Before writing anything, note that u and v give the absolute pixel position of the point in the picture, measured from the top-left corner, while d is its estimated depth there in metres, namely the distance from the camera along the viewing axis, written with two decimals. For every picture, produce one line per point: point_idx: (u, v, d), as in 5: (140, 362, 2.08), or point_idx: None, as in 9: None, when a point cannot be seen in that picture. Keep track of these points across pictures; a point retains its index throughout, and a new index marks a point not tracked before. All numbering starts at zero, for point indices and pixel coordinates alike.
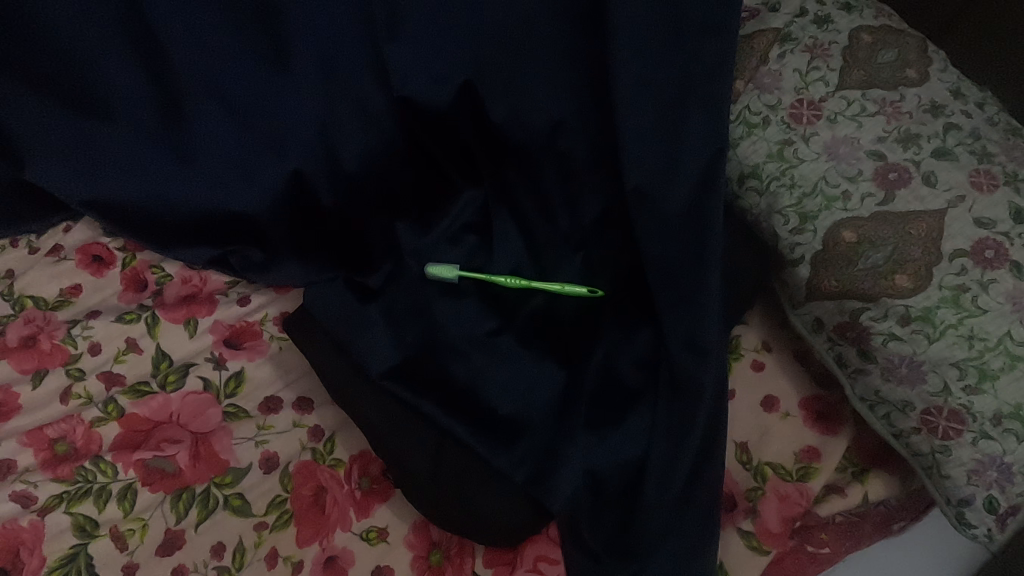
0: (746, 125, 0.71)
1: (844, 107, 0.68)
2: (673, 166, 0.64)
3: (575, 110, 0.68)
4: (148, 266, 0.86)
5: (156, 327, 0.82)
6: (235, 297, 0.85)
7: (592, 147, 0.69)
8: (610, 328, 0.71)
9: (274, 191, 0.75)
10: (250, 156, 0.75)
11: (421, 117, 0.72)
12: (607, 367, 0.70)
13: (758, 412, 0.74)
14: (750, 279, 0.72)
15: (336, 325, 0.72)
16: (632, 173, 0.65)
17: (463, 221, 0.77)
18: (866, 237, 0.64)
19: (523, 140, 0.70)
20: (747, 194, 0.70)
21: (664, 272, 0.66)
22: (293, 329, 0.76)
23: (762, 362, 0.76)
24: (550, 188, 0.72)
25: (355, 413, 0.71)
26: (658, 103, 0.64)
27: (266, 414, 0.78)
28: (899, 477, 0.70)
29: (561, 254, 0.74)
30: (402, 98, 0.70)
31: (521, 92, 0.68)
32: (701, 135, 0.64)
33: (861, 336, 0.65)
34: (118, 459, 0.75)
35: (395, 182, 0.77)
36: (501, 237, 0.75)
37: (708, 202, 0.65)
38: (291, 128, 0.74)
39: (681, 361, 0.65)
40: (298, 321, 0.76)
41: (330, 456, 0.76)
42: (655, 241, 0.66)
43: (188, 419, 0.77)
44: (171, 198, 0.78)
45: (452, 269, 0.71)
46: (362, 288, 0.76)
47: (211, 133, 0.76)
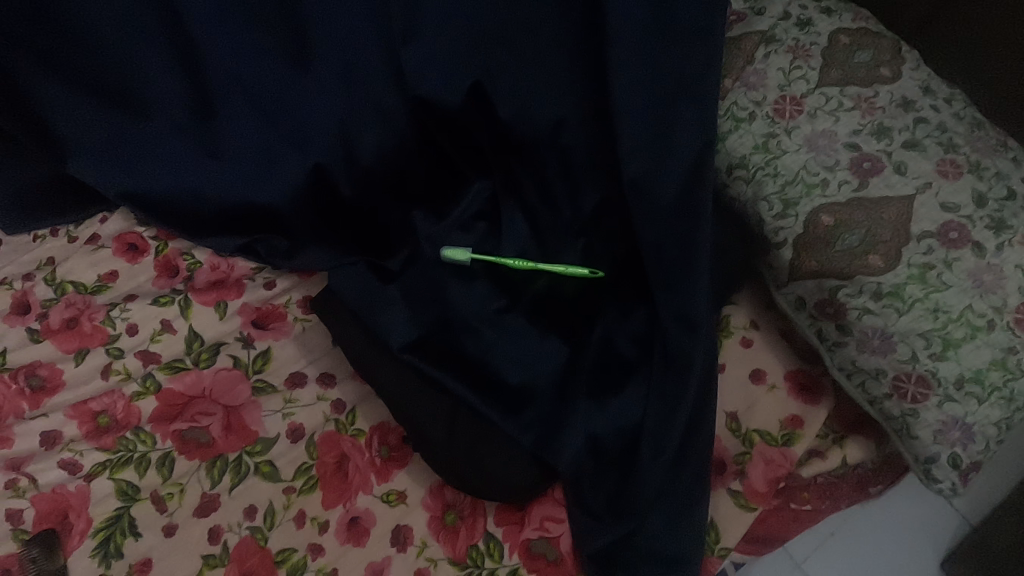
0: (734, 120, 0.77)
1: (823, 103, 0.75)
2: (666, 157, 0.71)
3: (576, 106, 0.74)
4: (180, 254, 0.92)
5: (188, 309, 0.88)
6: (261, 281, 0.90)
7: (592, 140, 0.76)
8: (610, 306, 0.78)
9: (299, 182, 0.82)
10: (277, 150, 0.82)
11: (435, 115, 0.78)
12: (607, 341, 0.76)
13: (746, 384, 0.81)
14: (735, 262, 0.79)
15: (358, 305, 0.79)
16: (627, 164, 0.71)
17: (473, 210, 0.84)
18: (842, 221, 0.71)
19: (529, 134, 0.76)
20: (735, 183, 0.76)
21: (657, 253, 0.73)
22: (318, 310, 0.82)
23: (750, 339, 0.83)
24: (554, 179, 0.78)
25: (376, 385, 0.77)
26: (653, 100, 0.70)
27: (292, 389, 0.84)
28: (875, 441, 0.77)
29: (565, 239, 0.81)
30: (418, 96, 0.77)
31: (526, 90, 0.74)
32: (691, 129, 0.71)
33: (839, 311, 0.71)
34: (157, 430, 0.81)
35: (412, 176, 0.84)
36: (510, 224, 0.81)
37: (698, 189, 0.71)
38: (314, 124, 0.80)
39: (673, 334, 0.72)
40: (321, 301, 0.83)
41: (351, 427, 0.82)
42: (649, 226, 0.72)
43: (220, 394, 0.84)
44: (203, 190, 0.85)
45: (465, 252, 0.77)
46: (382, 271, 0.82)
47: (241, 129, 0.82)
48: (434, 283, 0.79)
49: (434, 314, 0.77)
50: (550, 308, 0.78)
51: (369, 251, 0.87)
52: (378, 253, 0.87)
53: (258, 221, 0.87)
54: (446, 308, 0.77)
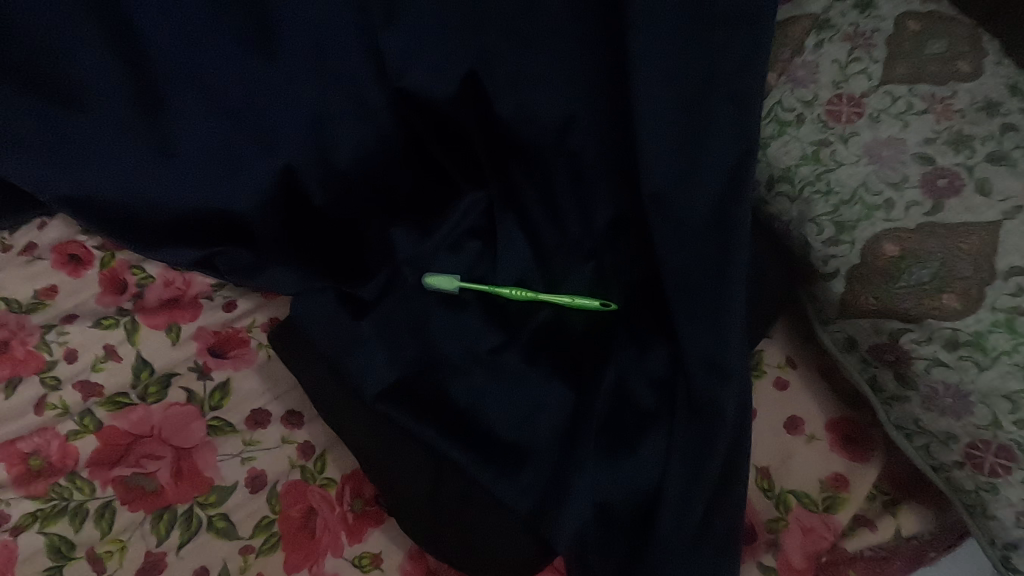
0: (778, 123, 0.64)
1: (887, 104, 0.62)
2: (695, 169, 0.59)
3: (588, 104, 0.62)
4: (128, 267, 0.80)
5: (135, 333, 0.76)
6: (220, 301, 0.78)
7: (606, 144, 0.63)
8: (624, 343, 0.64)
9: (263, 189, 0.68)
10: (239, 150, 0.69)
11: (422, 111, 0.66)
12: (620, 385, 0.63)
13: (781, 435, 0.69)
14: (776, 293, 0.66)
15: (326, 340, 0.66)
16: (648, 175, 0.59)
17: (465, 226, 0.71)
18: (910, 251, 0.58)
19: (531, 137, 0.64)
20: (776, 200, 0.64)
21: (682, 285, 0.61)
22: (280, 342, 0.70)
23: (786, 380, 0.72)
24: (560, 190, 0.66)
25: (344, 437, 0.65)
26: (682, 99, 0.58)
27: (253, 429, 0.73)
28: (934, 509, 0.65)
29: (572, 262, 0.68)
30: (401, 90, 0.65)
31: (528, 84, 0.62)
32: (726, 135, 0.58)
33: (900, 360, 0.59)
34: (96, 476, 0.70)
35: (392, 184, 0.70)
36: (506, 243, 0.69)
37: (732, 209, 0.60)
38: (283, 118, 0.67)
39: (700, 382, 0.60)
40: (281, 333, 0.70)
41: (320, 475, 0.71)
42: (676, 251, 0.61)
43: (170, 433, 0.72)
44: (152, 194, 0.71)
45: (453, 280, 0.65)
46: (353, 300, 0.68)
47: (194, 124, 0.69)
48: (415, 313, 0.67)
49: (416, 352, 0.65)
50: (553, 346, 0.66)
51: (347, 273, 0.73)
52: (358, 275, 0.73)
53: (218, 231, 0.74)
54: (430, 345, 0.65)
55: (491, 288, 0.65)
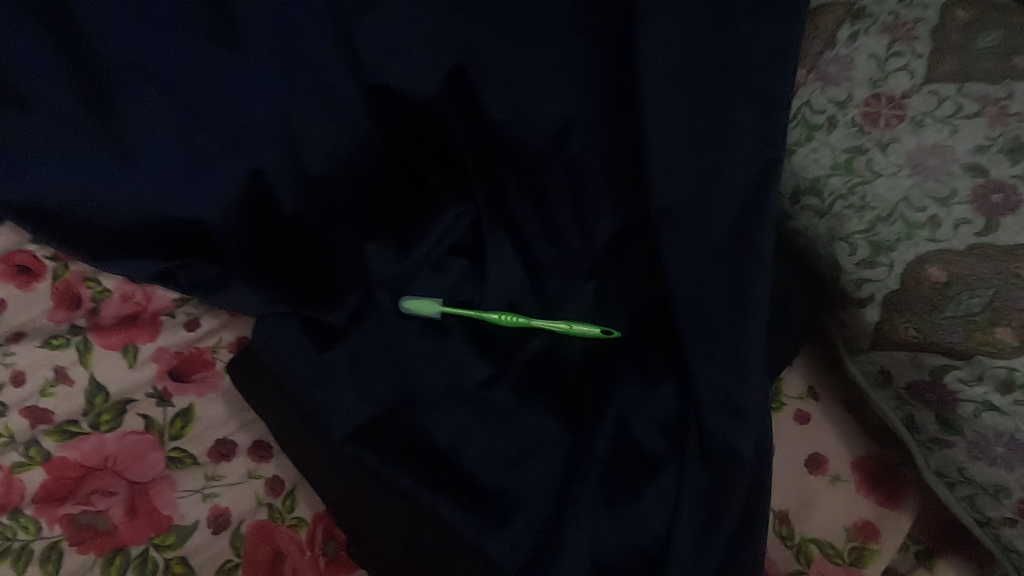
0: (806, 126, 0.56)
1: (933, 106, 0.54)
2: (710, 181, 0.52)
3: (590, 107, 0.55)
4: (83, 279, 0.71)
5: (88, 354, 0.69)
6: (182, 319, 0.71)
7: (609, 152, 0.56)
8: (628, 376, 0.57)
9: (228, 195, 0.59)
10: (201, 149, 0.59)
11: (402, 111, 0.59)
12: (622, 424, 0.56)
13: (802, 475, 0.62)
14: (799, 320, 0.58)
15: (290, 373, 0.61)
16: (656, 189, 0.53)
17: (448, 242, 0.63)
18: (959, 277, 0.50)
19: (526, 141, 0.57)
20: (802, 215, 0.56)
21: (694, 313, 0.54)
22: (238, 376, 0.65)
23: (807, 413, 0.64)
24: (558, 202, 0.59)
25: (314, 482, 0.61)
26: (696, 102, 0.51)
27: (216, 462, 0.66)
28: (976, 562, 0.58)
29: (570, 281, 0.61)
30: (377, 87, 0.58)
31: (523, 82, 0.55)
32: (747, 143, 0.52)
33: (943, 400, 0.52)
34: (42, 514, 0.64)
35: (367, 193, 0.62)
36: (496, 260, 0.61)
37: (753, 227, 0.53)
38: (252, 114, 0.59)
39: (715, 423, 0.52)
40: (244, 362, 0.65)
41: (290, 514, 0.65)
42: (688, 274, 0.54)
43: (125, 466, 0.66)
44: (95, 202, 0.60)
45: (434, 303, 0.59)
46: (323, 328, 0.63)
47: (145, 118, 0.59)
48: (394, 339, 0.60)
49: (393, 385, 0.59)
50: (548, 377, 0.59)
51: (306, 299, 0.63)
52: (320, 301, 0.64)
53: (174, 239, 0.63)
54: (410, 375, 0.59)
55: (476, 312, 0.59)
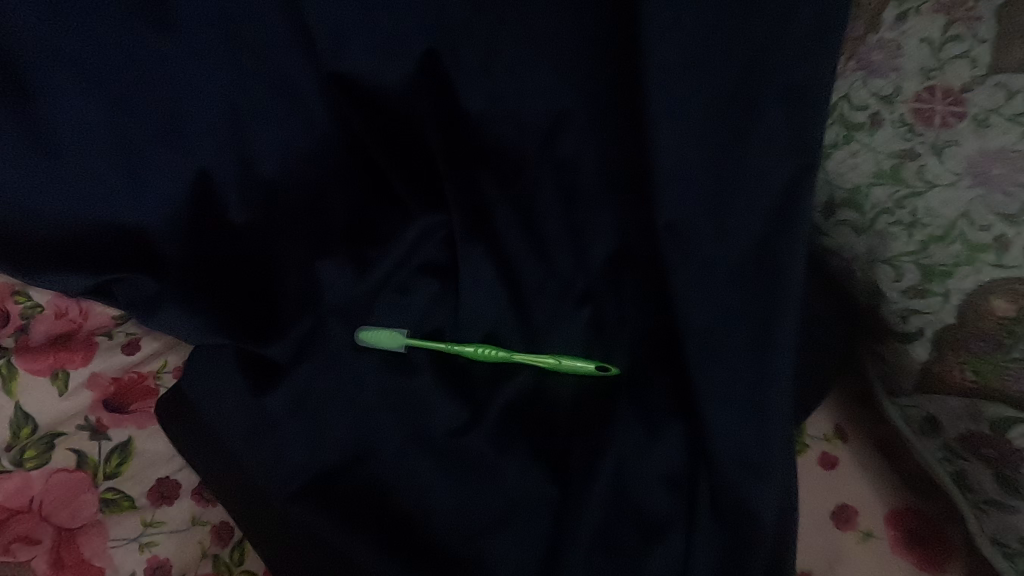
0: (843, 126, 0.47)
1: (1000, 102, 0.44)
2: (728, 192, 0.44)
3: (585, 105, 0.48)
4: (11, 292, 0.60)
5: (12, 381, 0.60)
6: (121, 340, 0.62)
7: (606, 157, 0.49)
8: (626, 418, 0.49)
9: (168, 198, 0.49)
10: (135, 140, 0.49)
11: (364, 106, 0.49)
12: (619, 475, 0.47)
13: (827, 530, 0.54)
14: (830, 355, 0.50)
15: (226, 419, 0.52)
16: (665, 200, 0.44)
17: (418, 260, 0.54)
18: None
19: (512, 144, 0.49)
20: (836, 231, 0.48)
21: (707, 349, 0.45)
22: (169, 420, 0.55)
23: (835, 457, 0.56)
24: (548, 214, 0.51)
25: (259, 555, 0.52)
26: (713, 95, 0.43)
27: (156, 506, 0.58)
28: None
29: (559, 306, 0.53)
30: (332, 75, 0.48)
31: (505, 73, 0.47)
32: (773, 148, 0.44)
33: (1005, 458, 0.44)
34: None
35: (323, 202, 0.53)
36: (474, 281, 0.53)
37: (778, 248, 0.45)
38: (194, 98, 0.49)
39: (729, 479, 0.44)
40: (173, 413, 0.56)
41: (238, 567, 0.57)
42: (702, 303, 0.45)
43: (52, 509, 0.57)
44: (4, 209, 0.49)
45: (398, 335, 0.51)
46: (261, 367, 0.53)
47: (67, 103, 0.49)
48: (354, 376, 0.52)
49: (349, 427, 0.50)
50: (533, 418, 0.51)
51: (249, 325, 0.53)
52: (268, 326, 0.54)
53: (106, 250, 0.51)
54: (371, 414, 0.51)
55: (448, 346, 0.51)
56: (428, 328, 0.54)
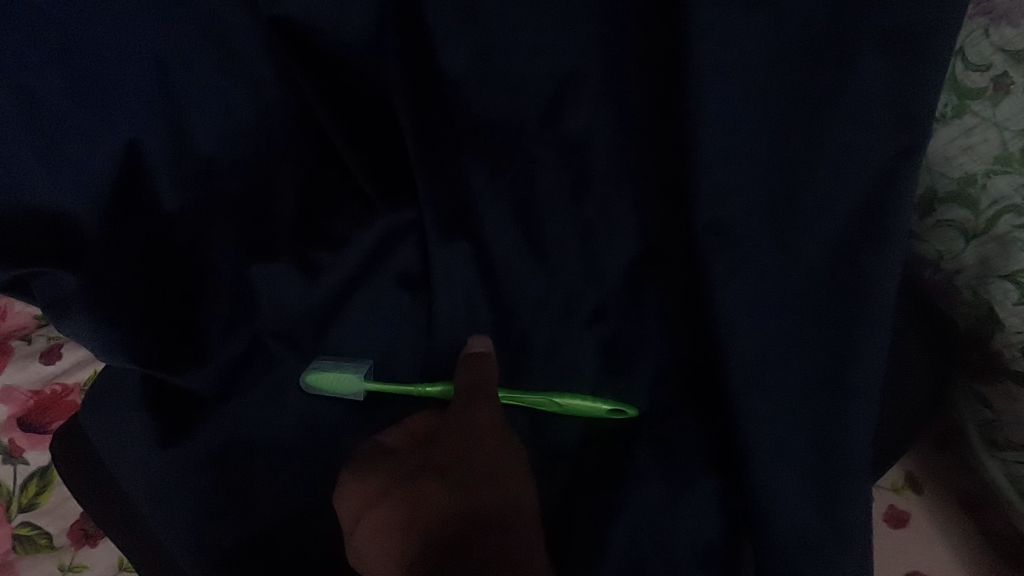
0: (959, 93, 0.37)
1: None
2: (799, 184, 0.33)
3: (600, 64, 0.37)
4: None
5: None
6: (40, 346, 0.52)
7: (627, 138, 0.38)
8: (643, 459, 0.41)
9: (86, 181, 0.37)
10: (33, 103, 0.36)
11: (316, 63, 0.39)
12: (636, 535, 0.39)
13: None
14: (926, 393, 0.39)
15: (146, 456, 0.42)
16: (709, 192, 0.33)
17: (394, 266, 0.44)
18: None
19: (505, 116, 0.39)
20: (939, 234, 0.39)
21: (759, 394, 0.35)
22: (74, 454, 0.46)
23: (905, 512, 0.47)
24: (550, 207, 0.41)
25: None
26: (786, 46, 0.32)
27: (78, 547, 0.49)
28: None
29: (563, 323, 0.43)
30: (277, 22, 0.38)
31: (495, 18, 0.36)
32: (866, 122, 0.32)
33: None
34: None
35: (264, 191, 0.42)
36: (453, 285, 0.43)
37: (864, 259, 0.34)
38: (111, 48, 0.37)
39: (779, 550, 0.35)
40: (82, 449, 0.46)
41: None
42: (756, 331, 0.34)
43: None
44: None
45: (353, 381, 0.42)
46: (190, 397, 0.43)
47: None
48: (321, 403, 0.44)
49: (314, 456, 0.43)
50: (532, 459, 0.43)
51: (162, 354, 0.42)
52: (184, 355, 0.43)
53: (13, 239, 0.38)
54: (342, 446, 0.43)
55: (418, 388, 0.42)
56: (404, 346, 0.44)
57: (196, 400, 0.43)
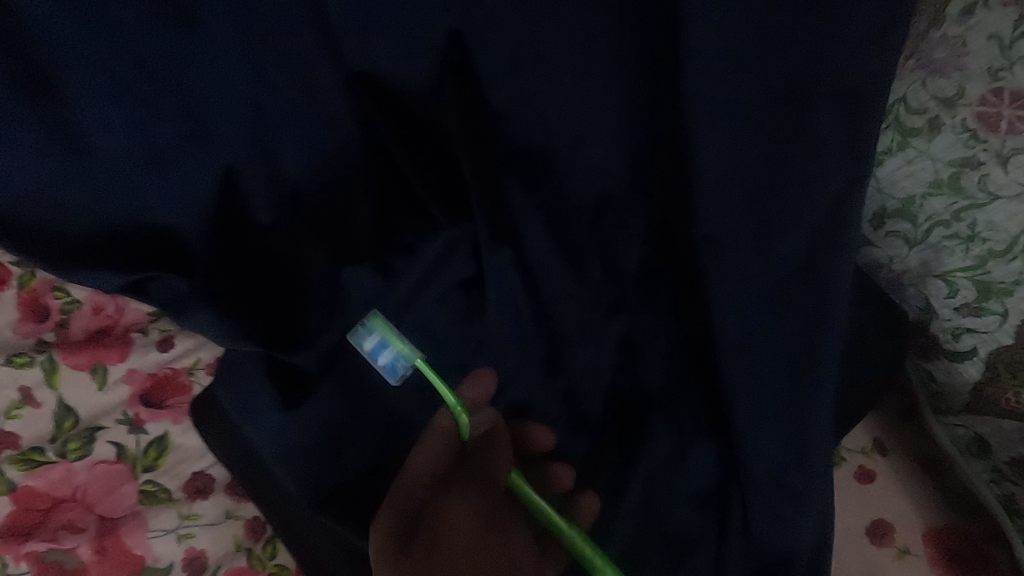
0: (901, 131, 0.47)
1: None
2: (773, 208, 0.42)
3: (618, 106, 0.45)
4: (49, 288, 0.62)
5: (55, 374, 0.62)
6: (155, 337, 0.64)
7: (640, 167, 0.48)
8: (655, 425, 0.52)
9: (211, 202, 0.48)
10: (162, 137, 0.46)
11: (388, 107, 0.48)
12: (649, 485, 0.51)
13: (863, 547, 0.53)
14: (884, 369, 0.49)
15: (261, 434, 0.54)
16: (704, 213, 0.43)
17: (452, 271, 0.55)
18: None
19: (542, 150, 0.49)
20: (887, 242, 0.49)
21: (744, 370, 0.44)
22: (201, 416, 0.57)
23: (872, 471, 0.55)
24: (579, 222, 0.51)
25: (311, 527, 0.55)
26: (761, 102, 0.40)
27: (191, 499, 0.60)
28: None
29: (590, 317, 0.53)
30: (358, 75, 0.46)
31: (535, 74, 0.45)
32: (824, 158, 0.42)
33: None
34: (3, 551, 0.58)
35: (347, 211, 0.52)
36: (500, 287, 0.53)
37: (828, 263, 0.43)
38: (225, 106, 0.46)
39: (766, 496, 0.45)
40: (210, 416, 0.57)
41: (271, 561, 0.59)
42: (743, 320, 0.44)
43: (95, 498, 0.60)
44: (37, 212, 0.47)
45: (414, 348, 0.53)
46: (290, 375, 0.54)
47: (79, 93, 0.44)
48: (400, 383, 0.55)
49: (391, 423, 0.54)
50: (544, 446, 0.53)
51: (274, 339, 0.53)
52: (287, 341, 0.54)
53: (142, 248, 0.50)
54: (413, 416, 0.54)
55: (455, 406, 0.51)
56: (461, 338, 0.56)
57: (298, 378, 0.54)
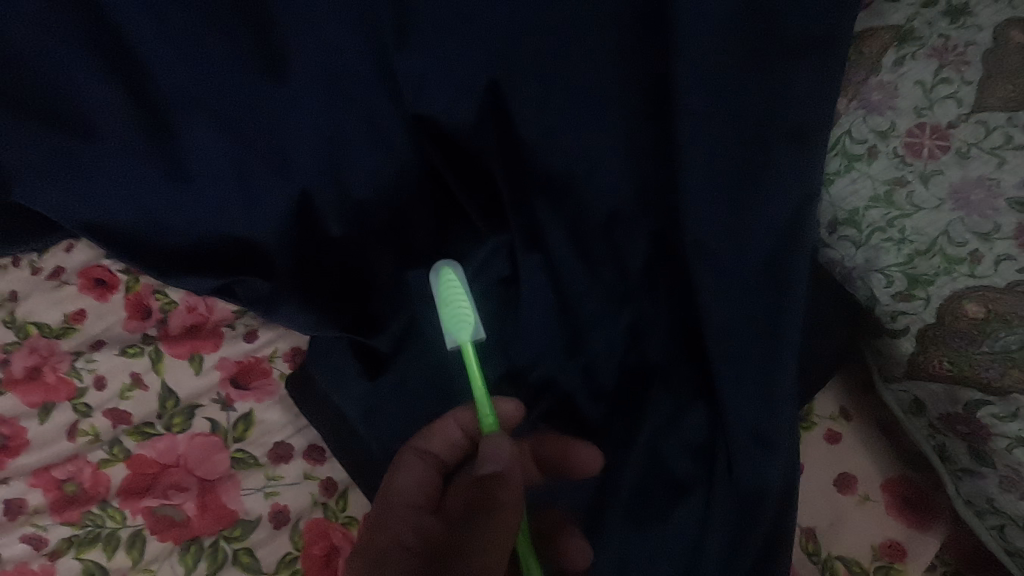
0: (846, 157, 0.60)
1: (980, 137, 0.58)
2: (744, 217, 0.54)
3: (625, 140, 0.58)
4: (152, 292, 0.78)
5: (160, 362, 0.75)
6: (242, 331, 0.77)
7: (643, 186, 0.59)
8: (658, 394, 0.64)
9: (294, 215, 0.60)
10: (265, 164, 0.59)
11: (440, 141, 0.60)
12: (654, 441, 0.63)
13: (831, 493, 0.65)
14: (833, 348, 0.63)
15: (348, 406, 0.69)
16: (693, 222, 0.54)
17: (491, 271, 0.67)
18: (998, 312, 0.55)
19: (563, 174, 0.60)
20: (839, 243, 0.60)
21: (726, 345, 0.56)
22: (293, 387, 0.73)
23: (838, 432, 0.67)
24: (595, 231, 0.62)
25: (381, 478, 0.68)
26: (734, 138, 0.53)
27: (275, 463, 0.73)
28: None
29: (605, 307, 0.64)
30: (418, 117, 0.58)
31: (559, 115, 0.57)
32: (784, 180, 0.54)
33: (975, 432, 0.57)
34: (126, 505, 0.71)
35: (406, 223, 0.65)
36: (531, 284, 0.64)
37: (789, 260, 0.55)
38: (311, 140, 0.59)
39: (745, 445, 0.57)
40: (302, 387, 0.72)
41: (343, 514, 0.71)
42: (727, 304, 0.55)
43: (195, 464, 0.72)
44: (176, 222, 0.61)
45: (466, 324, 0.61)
46: (369, 355, 0.69)
47: (209, 133, 0.59)
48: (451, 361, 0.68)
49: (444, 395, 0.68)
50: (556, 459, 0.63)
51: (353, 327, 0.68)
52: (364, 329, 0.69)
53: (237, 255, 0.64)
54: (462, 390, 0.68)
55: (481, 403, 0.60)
56: (498, 326, 0.68)
57: (374, 359, 0.69)
